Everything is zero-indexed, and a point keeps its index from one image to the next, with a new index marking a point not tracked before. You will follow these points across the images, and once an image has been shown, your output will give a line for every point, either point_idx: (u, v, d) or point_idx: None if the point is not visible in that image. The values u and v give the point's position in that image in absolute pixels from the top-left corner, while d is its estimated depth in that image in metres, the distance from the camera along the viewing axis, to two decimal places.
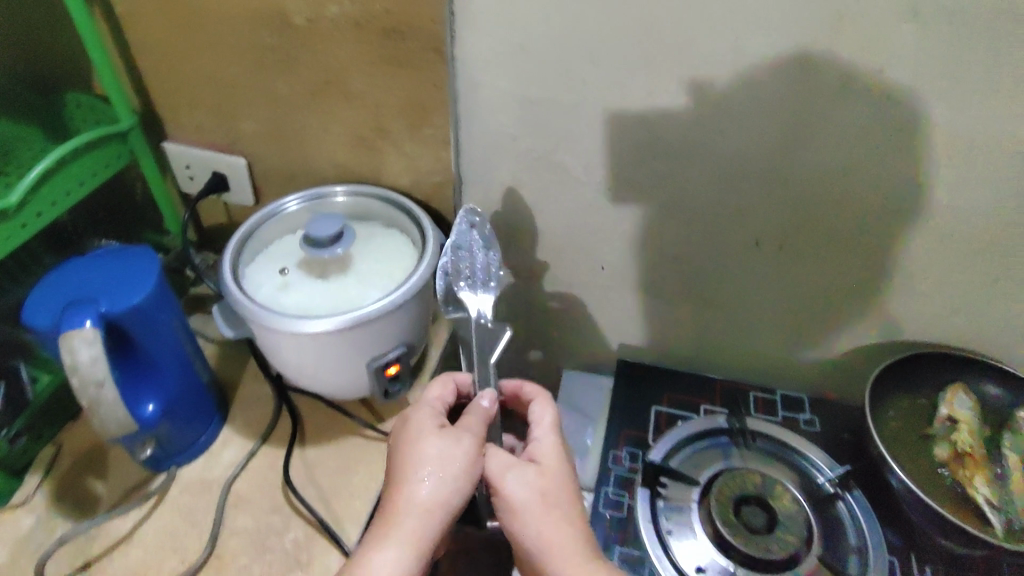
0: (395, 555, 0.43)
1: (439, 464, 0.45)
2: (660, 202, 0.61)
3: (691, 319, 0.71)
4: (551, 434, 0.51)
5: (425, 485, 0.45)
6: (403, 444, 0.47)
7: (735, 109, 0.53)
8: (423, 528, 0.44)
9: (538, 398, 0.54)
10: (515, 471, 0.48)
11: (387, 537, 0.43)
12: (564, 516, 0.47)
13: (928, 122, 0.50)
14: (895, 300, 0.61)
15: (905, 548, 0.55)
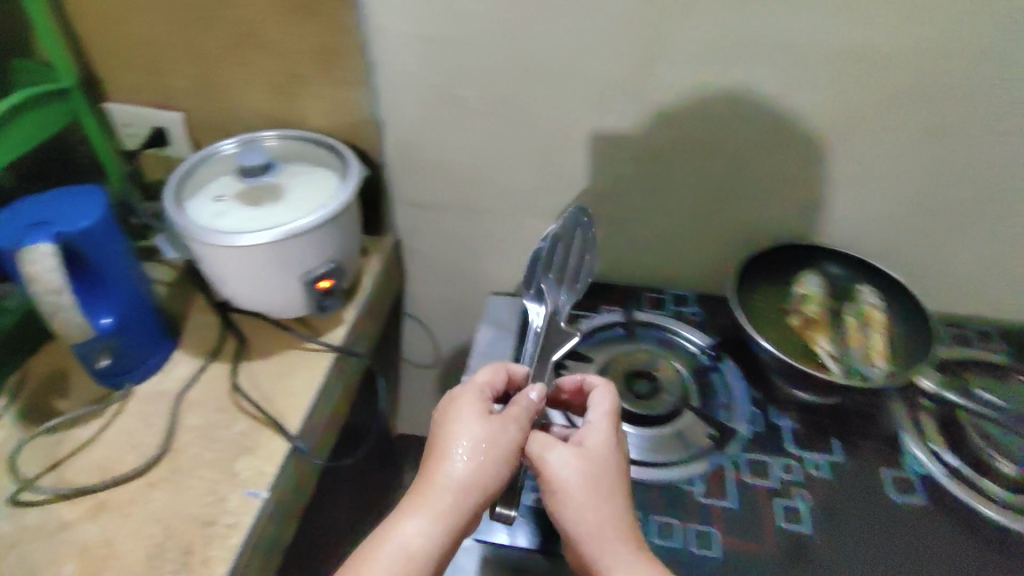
0: (424, 527, 0.46)
1: (477, 448, 0.49)
2: (549, 123, 0.71)
3: (593, 233, 0.81)
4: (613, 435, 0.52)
5: (461, 466, 0.48)
6: (447, 426, 0.51)
7: (600, 34, 0.63)
8: (453, 508, 0.47)
9: (599, 392, 0.55)
10: (561, 459, 0.50)
11: (419, 508, 0.47)
12: (607, 510, 0.48)
13: (755, 34, 0.60)
14: (754, 195, 0.72)
15: (765, 402, 0.64)
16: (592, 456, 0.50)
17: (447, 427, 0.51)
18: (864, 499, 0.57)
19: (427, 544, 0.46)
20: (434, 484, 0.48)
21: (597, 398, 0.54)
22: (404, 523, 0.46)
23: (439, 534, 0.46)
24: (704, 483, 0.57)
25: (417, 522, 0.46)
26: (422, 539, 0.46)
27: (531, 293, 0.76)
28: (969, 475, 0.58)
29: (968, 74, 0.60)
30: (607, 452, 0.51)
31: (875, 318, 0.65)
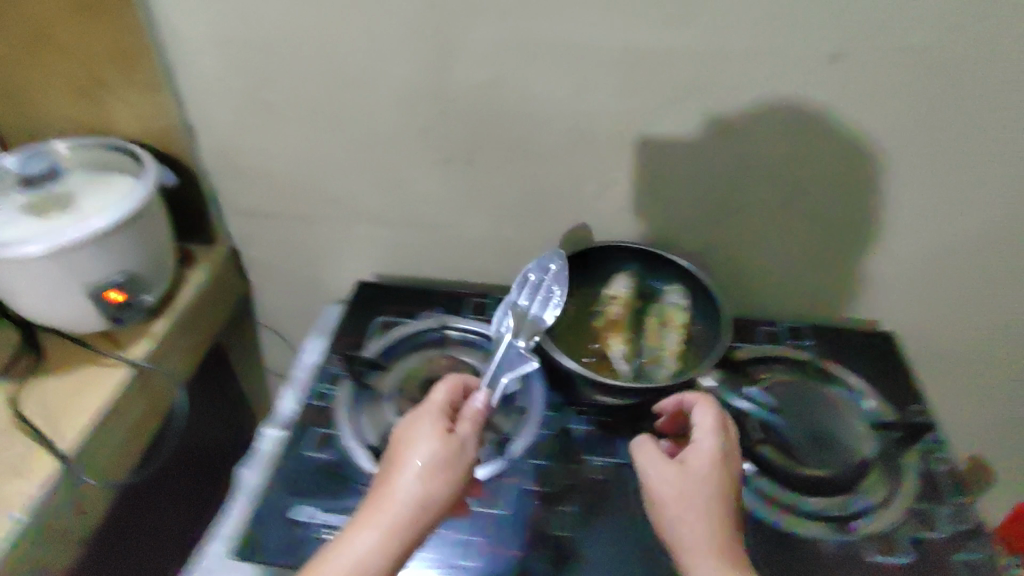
0: (372, 544, 0.45)
1: (424, 465, 0.48)
2: (363, 128, 0.70)
3: (425, 237, 0.81)
4: (725, 437, 0.53)
5: (417, 480, 0.47)
6: (404, 439, 0.50)
7: (391, 38, 0.62)
8: (401, 525, 0.46)
9: (710, 403, 0.56)
10: (669, 469, 0.51)
11: (377, 521, 0.46)
12: (704, 516, 0.48)
13: (541, 35, 0.60)
14: (571, 197, 0.73)
15: (563, 409, 0.67)
16: (716, 454, 0.51)
17: (399, 445, 0.50)
18: (639, 504, 0.59)
19: (359, 566, 0.44)
20: (382, 501, 0.47)
21: (705, 408, 0.54)
22: (354, 539, 0.45)
23: (383, 554, 0.45)
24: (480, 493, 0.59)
25: (379, 535, 0.45)
26: (365, 558, 0.45)
27: (353, 296, 0.77)
28: (745, 473, 0.60)
29: (747, 75, 0.61)
30: (711, 454, 0.51)
31: (674, 318, 0.68)
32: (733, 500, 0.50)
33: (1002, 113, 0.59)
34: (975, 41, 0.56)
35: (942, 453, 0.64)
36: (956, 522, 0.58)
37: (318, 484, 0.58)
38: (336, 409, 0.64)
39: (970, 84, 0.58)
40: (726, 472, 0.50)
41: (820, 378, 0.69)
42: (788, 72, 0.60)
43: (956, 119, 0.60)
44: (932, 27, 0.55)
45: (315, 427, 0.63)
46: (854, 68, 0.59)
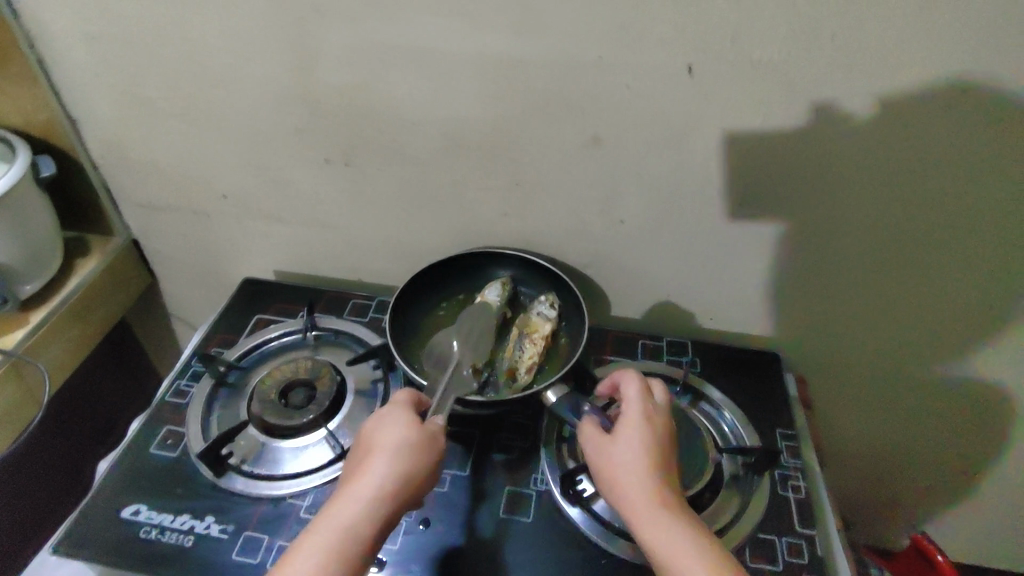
0: (348, 521, 0.48)
1: (391, 451, 0.51)
2: (237, 130, 0.70)
3: (317, 245, 0.80)
4: (651, 404, 0.54)
5: (385, 465, 0.50)
6: (373, 434, 0.53)
7: (251, 38, 0.62)
8: (375, 504, 0.49)
9: (634, 372, 0.57)
10: (600, 441, 0.52)
11: (358, 500, 0.49)
12: (647, 477, 0.49)
13: (396, 37, 0.59)
14: (453, 207, 0.72)
15: None
16: (647, 418, 0.53)
17: (370, 436, 0.53)
18: (471, 516, 0.59)
19: (336, 542, 0.47)
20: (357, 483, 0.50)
21: (630, 378, 0.56)
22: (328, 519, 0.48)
23: (360, 530, 0.48)
24: (313, 497, 0.59)
25: (346, 513, 0.48)
26: (349, 531, 0.47)
27: (234, 298, 0.76)
28: (584, 494, 0.60)
29: (607, 83, 0.59)
30: (637, 417, 0.52)
31: (538, 329, 0.68)
32: (668, 451, 0.52)
33: (861, 130, 0.58)
34: (830, 58, 0.54)
35: (798, 480, 0.62)
36: (793, 553, 0.57)
37: (157, 480, 0.60)
38: (191, 407, 0.65)
39: (829, 100, 0.56)
40: (659, 431, 0.52)
41: (686, 397, 0.68)
42: (647, 84, 0.59)
43: (817, 134, 0.59)
44: (783, 41, 0.54)
45: (167, 424, 0.64)
46: (711, 80, 0.57)
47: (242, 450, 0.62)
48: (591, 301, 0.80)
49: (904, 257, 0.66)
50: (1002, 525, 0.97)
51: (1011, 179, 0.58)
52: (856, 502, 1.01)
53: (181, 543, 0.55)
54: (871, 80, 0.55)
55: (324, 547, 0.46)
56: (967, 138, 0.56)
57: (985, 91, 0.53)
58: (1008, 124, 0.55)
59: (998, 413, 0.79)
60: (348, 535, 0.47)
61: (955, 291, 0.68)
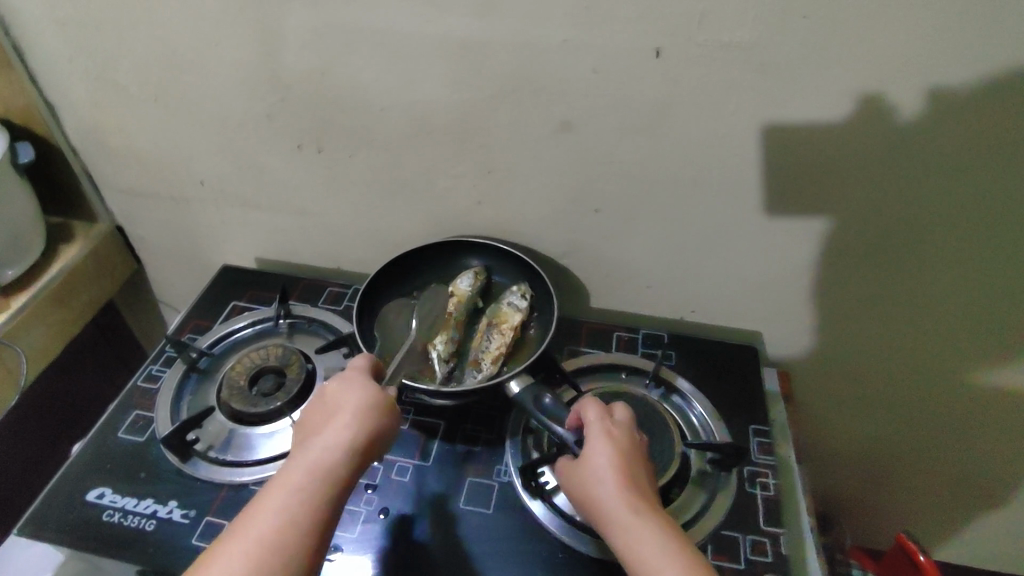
0: (311, 478, 0.47)
1: (354, 411, 0.51)
2: (210, 115, 0.69)
3: (294, 231, 0.80)
4: (612, 422, 0.53)
5: (348, 424, 0.50)
6: (324, 398, 0.53)
7: (214, 22, 0.61)
8: (337, 462, 0.48)
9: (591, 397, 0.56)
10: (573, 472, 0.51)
11: (320, 458, 0.48)
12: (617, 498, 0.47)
13: (358, 20, 0.58)
14: (426, 193, 0.71)
15: None
16: (607, 425, 0.52)
17: (327, 400, 0.53)
18: (430, 506, 0.59)
19: (298, 501, 0.46)
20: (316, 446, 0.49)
21: (586, 401, 0.55)
22: (288, 479, 0.47)
23: (322, 488, 0.47)
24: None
25: (307, 472, 0.47)
26: (312, 489, 0.46)
27: (216, 282, 0.79)
28: (546, 486, 0.60)
29: (573, 68, 0.57)
30: (598, 438, 0.51)
31: (507, 320, 0.68)
32: (636, 465, 0.50)
33: (839, 116, 0.55)
34: (802, 40, 0.51)
35: (768, 478, 0.61)
36: (756, 552, 0.56)
37: (122, 463, 0.61)
38: (161, 391, 0.65)
39: (804, 85, 0.54)
40: (624, 436, 0.52)
41: (658, 390, 0.68)
42: (614, 68, 0.56)
43: (794, 121, 0.56)
44: (754, 23, 0.51)
45: (136, 408, 0.65)
46: (681, 63, 0.55)
47: (209, 436, 0.62)
48: (570, 291, 0.79)
49: (889, 249, 0.64)
50: (1000, 522, 0.95)
51: (1000, 169, 0.55)
52: (848, 494, 1.00)
53: (140, 527, 0.56)
54: (847, 64, 0.52)
55: (285, 505, 0.45)
56: (950, 127, 0.53)
57: (967, 76, 0.50)
58: (995, 111, 0.52)
59: (990, 408, 0.77)
60: (311, 493, 0.46)
61: (943, 284, 0.65)
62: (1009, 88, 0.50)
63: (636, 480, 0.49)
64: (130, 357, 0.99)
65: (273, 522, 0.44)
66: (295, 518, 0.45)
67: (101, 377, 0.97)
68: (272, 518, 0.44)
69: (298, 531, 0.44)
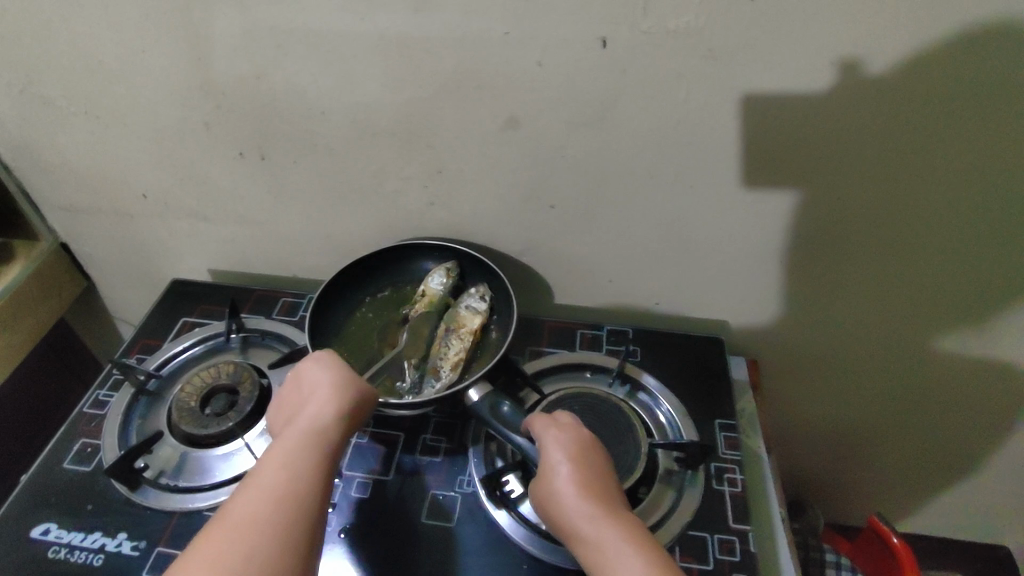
0: (290, 471, 0.44)
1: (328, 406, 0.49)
2: (143, 125, 0.66)
3: (246, 242, 0.77)
4: (564, 429, 0.51)
5: (317, 415, 0.48)
6: (300, 400, 0.50)
7: (136, 28, 0.57)
8: (314, 455, 0.45)
9: (540, 413, 0.54)
10: (544, 488, 0.49)
11: (292, 453, 0.45)
12: (589, 510, 0.45)
13: (287, 19, 0.55)
14: (376, 197, 0.69)
15: None
16: (555, 432, 0.51)
17: (304, 393, 0.51)
18: (393, 520, 0.57)
19: (284, 491, 0.42)
20: (283, 440, 0.46)
21: (541, 415, 0.53)
22: (261, 473, 0.44)
23: (314, 477, 0.44)
24: None
25: (278, 474, 0.43)
26: (296, 483, 0.43)
27: (165, 297, 0.77)
28: (511, 495, 0.59)
29: (517, 62, 0.55)
30: (559, 453, 0.49)
31: (466, 324, 0.66)
32: (602, 477, 0.48)
33: (792, 99, 0.54)
34: (750, 24, 0.49)
35: (736, 473, 0.60)
36: (724, 551, 0.55)
37: (67, 496, 0.58)
38: (108, 416, 0.63)
39: (754, 70, 0.52)
40: (577, 440, 0.50)
41: (624, 388, 0.66)
42: (560, 60, 0.54)
43: (746, 106, 0.55)
44: (698, 8, 0.49)
45: (83, 437, 0.63)
46: (627, 52, 0.53)
47: (160, 462, 0.60)
48: (532, 289, 0.77)
49: (850, 229, 0.63)
50: (974, 492, 0.96)
51: (953, 142, 0.54)
52: (825, 473, 1.00)
53: (88, 562, 0.53)
54: (798, 45, 0.50)
55: (275, 502, 0.42)
56: (901, 105, 0.52)
57: (916, 54, 0.49)
58: (946, 84, 0.51)
59: (958, 380, 0.77)
60: (291, 489, 0.43)
61: (903, 261, 0.65)
62: (959, 58, 0.49)
63: (605, 492, 0.47)
64: (84, 370, 0.96)
65: (266, 516, 0.41)
66: (283, 505, 0.42)
67: (58, 396, 0.93)
68: (264, 511, 0.41)
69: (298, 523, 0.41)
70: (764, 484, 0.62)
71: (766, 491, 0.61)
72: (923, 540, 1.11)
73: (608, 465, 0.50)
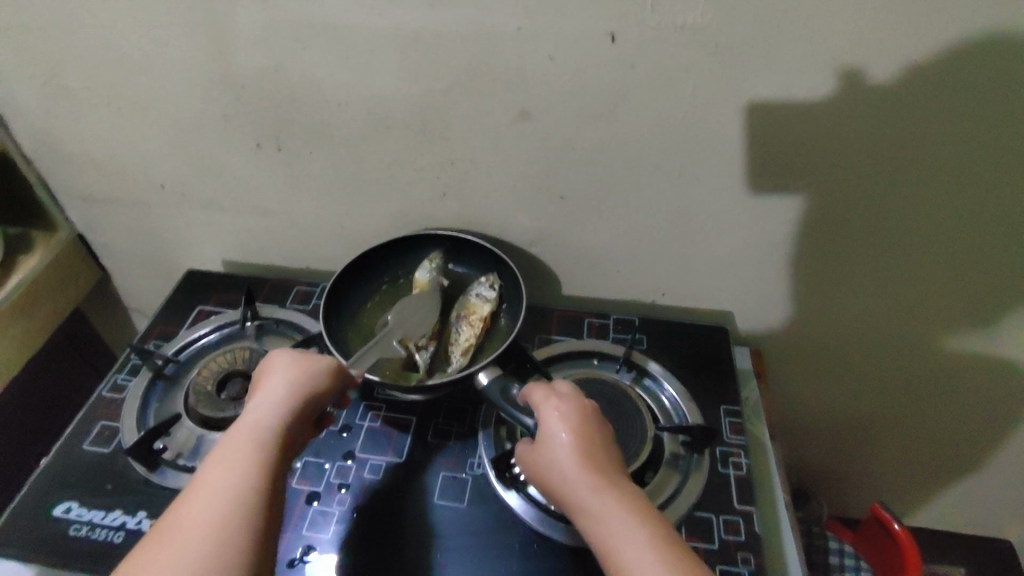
0: (234, 466, 0.44)
1: (272, 403, 0.49)
2: (162, 117, 0.68)
3: (260, 233, 0.79)
4: (560, 404, 0.52)
5: (261, 412, 0.49)
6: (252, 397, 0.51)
7: (159, 21, 0.59)
8: (258, 449, 0.46)
9: (538, 384, 0.55)
10: (544, 467, 0.50)
11: (236, 450, 0.45)
12: (587, 487, 0.46)
13: (305, 13, 0.56)
14: (389, 189, 0.70)
15: (357, 400, 0.67)
16: (555, 404, 0.52)
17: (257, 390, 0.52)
18: (404, 501, 0.58)
19: (227, 486, 0.43)
20: (230, 437, 0.47)
21: (538, 389, 0.54)
22: (207, 470, 0.44)
23: (258, 470, 0.45)
24: None
25: (222, 470, 0.44)
26: (238, 478, 0.44)
27: (181, 286, 0.78)
28: (521, 477, 0.60)
29: (529, 56, 0.56)
30: (558, 431, 0.50)
31: (477, 311, 0.68)
32: (601, 451, 0.49)
33: (798, 92, 0.55)
34: (757, 18, 0.51)
35: (741, 458, 0.61)
36: (730, 532, 0.56)
37: (88, 476, 0.60)
38: (126, 400, 0.64)
39: (760, 64, 0.54)
40: (576, 414, 0.51)
41: (630, 374, 0.68)
42: (571, 54, 0.56)
43: (753, 99, 0.56)
44: (706, 3, 0.51)
45: (102, 420, 0.64)
46: (638, 46, 0.54)
47: (177, 444, 0.61)
48: (541, 279, 0.78)
49: (855, 222, 0.64)
50: (976, 485, 0.96)
51: (958, 137, 0.55)
52: (828, 465, 1.01)
53: (109, 540, 0.55)
54: (805, 38, 0.51)
55: (223, 503, 0.42)
56: (903, 100, 0.54)
57: (918, 48, 0.51)
58: (949, 79, 0.52)
59: (961, 374, 0.78)
60: (234, 484, 0.43)
61: (907, 255, 0.66)
62: (962, 53, 0.50)
63: (605, 466, 0.48)
64: (99, 359, 0.98)
65: (208, 514, 0.42)
66: (223, 500, 0.42)
67: (75, 384, 0.95)
68: (204, 510, 0.42)
69: (248, 521, 0.42)
70: (769, 469, 0.63)
71: (771, 476, 0.62)
72: (926, 534, 1.12)
73: (607, 437, 0.51)
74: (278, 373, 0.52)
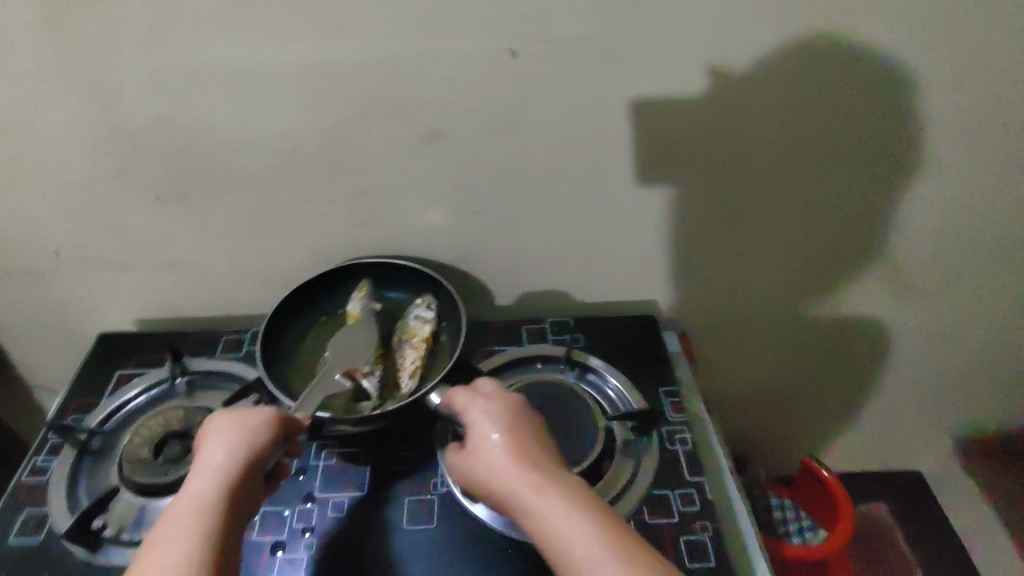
0: (182, 541, 0.42)
1: (213, 469, 0.47)
2: (50, 179, 0.64)
3: (174, 287, 0.76)
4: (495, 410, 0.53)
5: (203, 480, 0.47)
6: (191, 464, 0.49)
7: (37, 79, 0.56)
8: (205, 520, 0.44)
9: (466, 390, 0.56)
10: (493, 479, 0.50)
11: (180, 523, 0.43)
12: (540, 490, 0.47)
13: (200, 56, 0.56)
14: (308, 224, 0.70)
15: (308, 440, 0.65)
16: (490, 411, 0.53)
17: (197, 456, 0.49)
18: (373, 533, 0.58)
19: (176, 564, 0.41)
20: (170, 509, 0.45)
21: (468, 397, 0.55)
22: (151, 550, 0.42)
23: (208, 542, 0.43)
24: None
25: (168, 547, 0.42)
26: (188, 553, 0.42)
27: (93, 354, 0.73)
28: None
29: (432, 79, 0.58)
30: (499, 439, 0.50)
31: (417, 333, 0.68)
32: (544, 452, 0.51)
33: (682, 89, 0.60)
34: (637, 26, 0.55)
35: (684, 433, 0.65)
36: (685, 503, 0.60)
37: (18, 570, 0.55)
38: (51, 481, 0.60)
39: (646, 68, 0.58)
40: (511, 417, 0.52)
41: (574, 372, 0.70)
42: (474, 73, 0.58)
43: (645, 100, 0.61)
44: (591, 16, 0.55)
45: (25, 508, 0.59)
46: (533, 59, 0.57)
47: (118, 518, 0.57)
48: (472, 294, 0.80)
49: (752, 202, 0.70)
50: (884, 427, 1.07)
51: (826, 113, 0.62)
52: (757, 431, 1.08)
53: None
54: (683, 40, 0.56)
55: None
56: (773, 87, 0.60)
57: (779, 40, 0.57)
58: (807, 65, 0.59)
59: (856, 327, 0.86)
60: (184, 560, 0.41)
61: (801, 227, 0.72)
62: (815, 42, 0.57)
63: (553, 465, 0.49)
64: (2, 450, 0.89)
65: None
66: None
67: None
68: None
69: None
70: (710, 440, 0.68)
71: (713, 444, 0.67)
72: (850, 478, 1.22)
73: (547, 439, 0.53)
74: (217, 435, 0.50)
